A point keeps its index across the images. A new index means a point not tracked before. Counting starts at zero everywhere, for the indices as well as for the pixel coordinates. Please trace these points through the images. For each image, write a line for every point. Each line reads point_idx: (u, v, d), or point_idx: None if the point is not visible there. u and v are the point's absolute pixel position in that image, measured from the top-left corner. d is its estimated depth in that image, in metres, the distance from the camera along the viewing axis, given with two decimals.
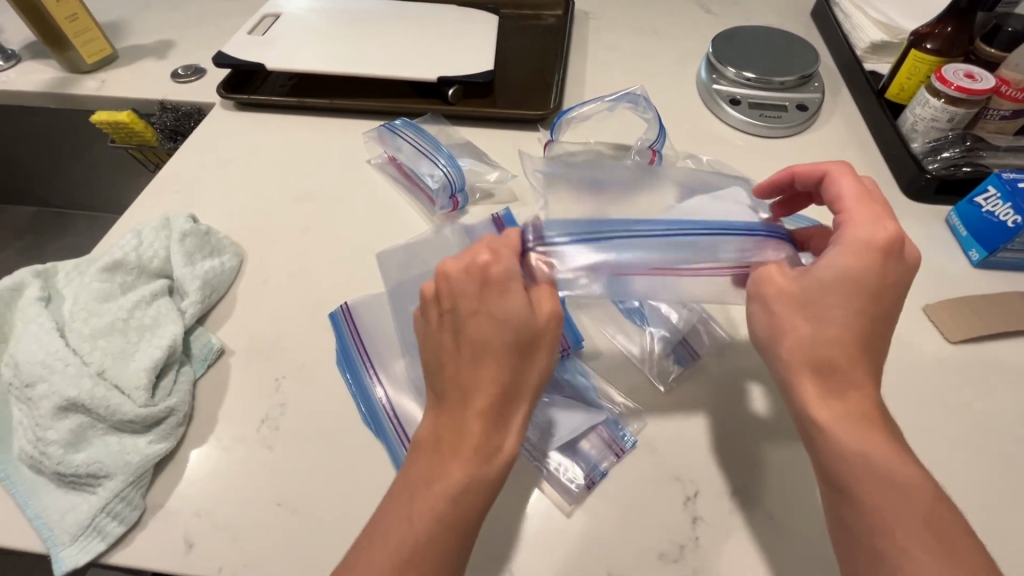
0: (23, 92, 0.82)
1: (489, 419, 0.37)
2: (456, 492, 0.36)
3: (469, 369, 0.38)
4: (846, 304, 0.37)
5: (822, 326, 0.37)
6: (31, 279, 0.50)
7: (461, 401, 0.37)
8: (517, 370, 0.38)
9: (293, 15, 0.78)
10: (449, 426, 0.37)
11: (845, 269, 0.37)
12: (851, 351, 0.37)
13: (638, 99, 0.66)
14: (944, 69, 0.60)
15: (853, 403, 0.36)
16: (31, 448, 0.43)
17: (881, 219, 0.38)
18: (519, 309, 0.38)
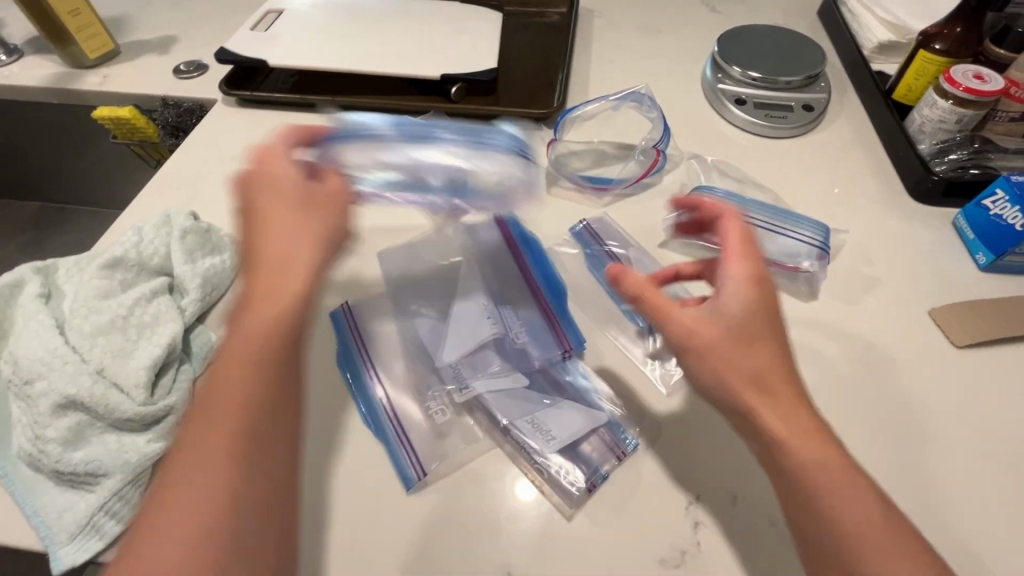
0: (25, 88, 0.82)
1: (269, 278, 0.37)
2: (252, 367, 0.35)
3: (267, 220, 0.39)
4: (757, 331, 0.38)
5: (747, 360, 0.37)
6: (31, 275, 0.50)
7: (256, 266, 0.37)
8: (308, 228, 0.39)
9: (296, 11, 0.78)
10: (247, 300, 0.37)
11: (746, 300, 0.38)
12: (783, 376, 0.37)
13: (643, 99, 0.69)
14: (953, 70, 0.59)
15: (800, 420, 0.36)
16: (29, 446, 0.43)
17: (753, 255, 0.41)
18: (289, 172, 0.41)
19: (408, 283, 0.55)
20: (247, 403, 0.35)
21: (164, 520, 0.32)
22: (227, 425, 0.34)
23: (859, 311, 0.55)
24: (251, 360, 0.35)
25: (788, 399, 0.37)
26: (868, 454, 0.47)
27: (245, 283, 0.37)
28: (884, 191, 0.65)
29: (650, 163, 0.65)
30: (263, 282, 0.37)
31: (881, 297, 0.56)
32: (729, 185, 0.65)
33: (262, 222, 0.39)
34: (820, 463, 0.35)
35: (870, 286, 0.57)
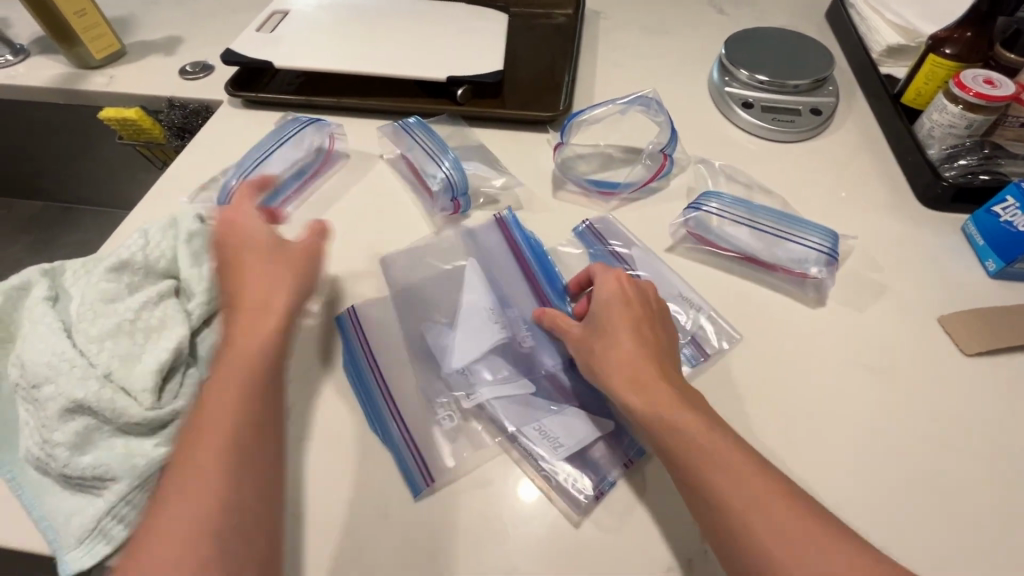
0: (31, 87, 0.82)
1: (253, 323, 0.44)
2: (243, 379, 0.41)
3: (272, 279, 0.46)
4: (614, 321, 0.45)
5: (609, 343, 0.44)
6: (39, 278, 0.50)
7: (261, 303, 0.45)
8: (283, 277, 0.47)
9: (301, 12, 0.78)
10: (246, 318, 0.44)
11: (604, 297, 0.47)
12: (646, 360, 0.42)
13: (650, 103, 0.68)
14: (963, 75, 0.58)
15: (665, 400, 0.40)
16: (36, 449, 0.43)
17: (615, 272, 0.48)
18: (257, 233, 0.49)
19: (417, 287, 0.55)
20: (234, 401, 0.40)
21: (168, 530, 0.35)
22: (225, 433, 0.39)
23: (867, 318, 0.55)
24: (241, 384, 0.41)
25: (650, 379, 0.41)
26: (876, 463, 0.47)
27: (255, 315, 0.45)
28: (893, 196, 0.65)
29: (657, 167, 0.65)
30: (247, 321, 0.44)
31: (890, 303, 0.56)
32: (737, 189, 0.65)
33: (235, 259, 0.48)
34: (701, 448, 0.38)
35: (878, 292, 0.57)
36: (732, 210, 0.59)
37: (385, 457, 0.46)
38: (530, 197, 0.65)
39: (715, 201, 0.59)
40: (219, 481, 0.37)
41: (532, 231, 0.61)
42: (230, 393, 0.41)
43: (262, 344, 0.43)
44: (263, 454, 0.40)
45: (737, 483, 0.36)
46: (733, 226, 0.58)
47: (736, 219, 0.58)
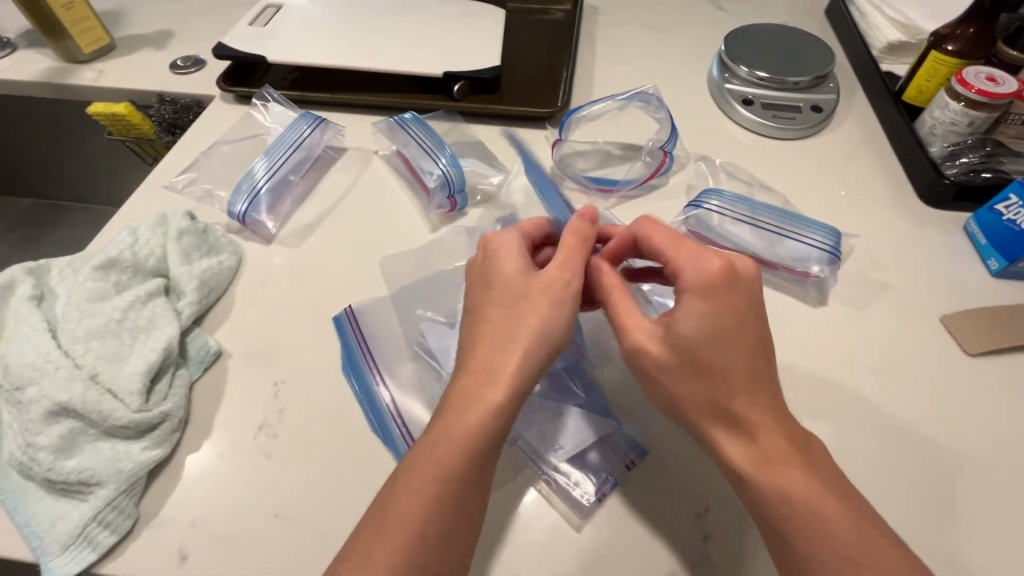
0: (18, 81, 0.80)
1: (486, 377, 0.39)
2: (468, 431, 0.38)
3: (506, 319, 0.41)
4: (719, 354, 0.38)
5: (712, 368, 0.38)
6: (23, 277, 0.48)
7: (478, 346, 0.41)
8: (522, 318, 0.41)
9: (296, 5, 0.76)
10: (470, 366, 0.40)
11: (702, 317, 0.38)
12: (751, 397, 0.38)
13: (650, 98, 0.67)
14: (966, 72, 0.58)
15: (768, 446, 0.37)
16: (19, 453, 0.41)
17: (706, 255, 0.40)
18: (516, 265, 0.43)
19: (415, 286, 0.54)
20: (459, 451, 0.37)
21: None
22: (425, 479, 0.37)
23: (869, 317, 0.54)
24: (468, 429, 0.38)
25: (755, 419, 0.37)
26: (880, 464, 0.46)
27: (475, 362, 0.40)
28: (894, 195, 0.64)
29: (657, 164, 0.64)
30: (480, 377, 0.39)
31: (892, 302, 0.55)
32: (737, 187, 0.64)
33: (481, 298, 0.43)
34: (796, 497, 0.35)
35: (880, 291, 0.56)
36: (732, 207, 0.58)
37: (381, 459, 0.45)
38: None
39: (715, 199, 0.58)
40: (433, 521, 0.36)
41: None
42: (468, 447, 0.37)
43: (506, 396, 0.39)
44: (461, 490, 0.37)
45: (834, 535, 0.34)
46: (734, 224, 0.58)
47: (736, 217, 0.57)
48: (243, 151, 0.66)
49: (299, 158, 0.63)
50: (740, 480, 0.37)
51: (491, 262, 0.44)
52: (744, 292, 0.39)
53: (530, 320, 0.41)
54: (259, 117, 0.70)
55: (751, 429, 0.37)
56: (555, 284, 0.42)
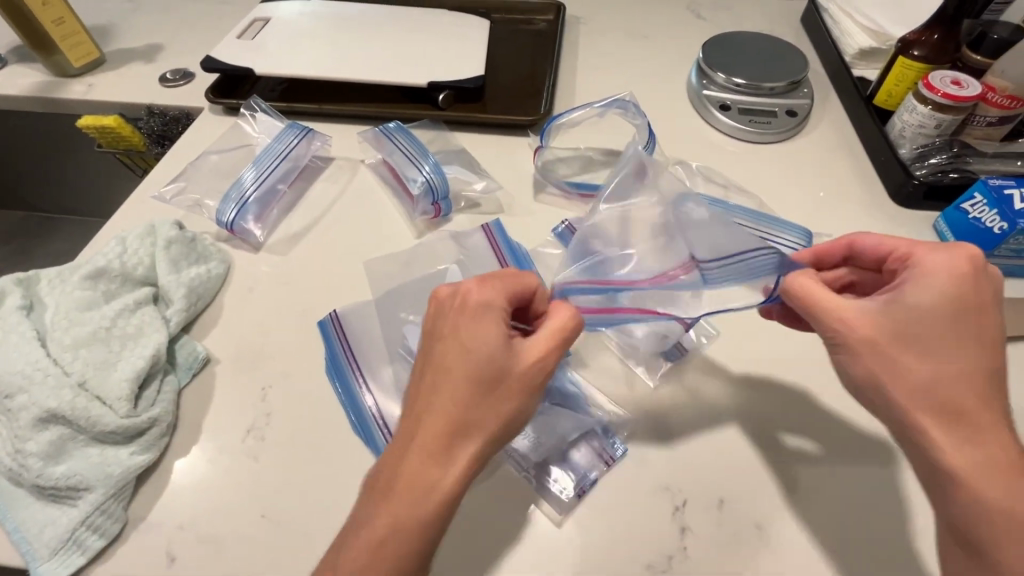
0: (9, 96, 0.81)
1: (439, 460, 0.34)
2: (419, 513, 0.33)
3: (476, 404, 0.35)
4: (950, 336, 0.36)
5: (942, 351, 0.36)
6: (12, 287, 0.49)
7: (444, 423, 0.35)
8: (487, 401, 0.35)
9: (283, 19, 0.78)
10: (426, 443, 0.34)
11: (937, 301, 0.37)
12: (974, 386, 0.36)
13: (628, 105, 0.68)
14: (932, 76, 0.60)
15: (987, 441, 0.35)
16: (9, 460, 0.42)
17: (949, 249, 0.39)
18: (492, 337, 0.36)
19: (396, 291, 0.55)
20: (411, 535, 0.33)
21: None
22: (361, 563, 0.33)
23: None
24: (420, 512, 0.33)
25: (968, 409, 0.35)
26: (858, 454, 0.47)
27: (434, 441, 0.34)
28: (867, 195, 0.66)
29: None
30: (431, 457, 0.34)
31: None
32: (715, 190, 0.66)
33: (449, 361, 0.36)
34: (1008, 505, 0.33)
35: None
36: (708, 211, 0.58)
37: (366, 461, 0.46)
38: (511, 200, 0.65)
39: None
40: None
41: (514, 238, 0.61)
42: (419, 537, 0.33)
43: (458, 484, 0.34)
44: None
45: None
46: None
47: None
48: (232, 162, 0.67)
49: (285, 165, 0.64)
50: (943, 474, 0.35)
51: (470, 318, 0.37)
52: (985, 286, 0.37)
53: (499, 408, 0.35)
54: (247, 128, 0.71)
55: (973, 425, 0.35)
56: (534, 369, 0.37)
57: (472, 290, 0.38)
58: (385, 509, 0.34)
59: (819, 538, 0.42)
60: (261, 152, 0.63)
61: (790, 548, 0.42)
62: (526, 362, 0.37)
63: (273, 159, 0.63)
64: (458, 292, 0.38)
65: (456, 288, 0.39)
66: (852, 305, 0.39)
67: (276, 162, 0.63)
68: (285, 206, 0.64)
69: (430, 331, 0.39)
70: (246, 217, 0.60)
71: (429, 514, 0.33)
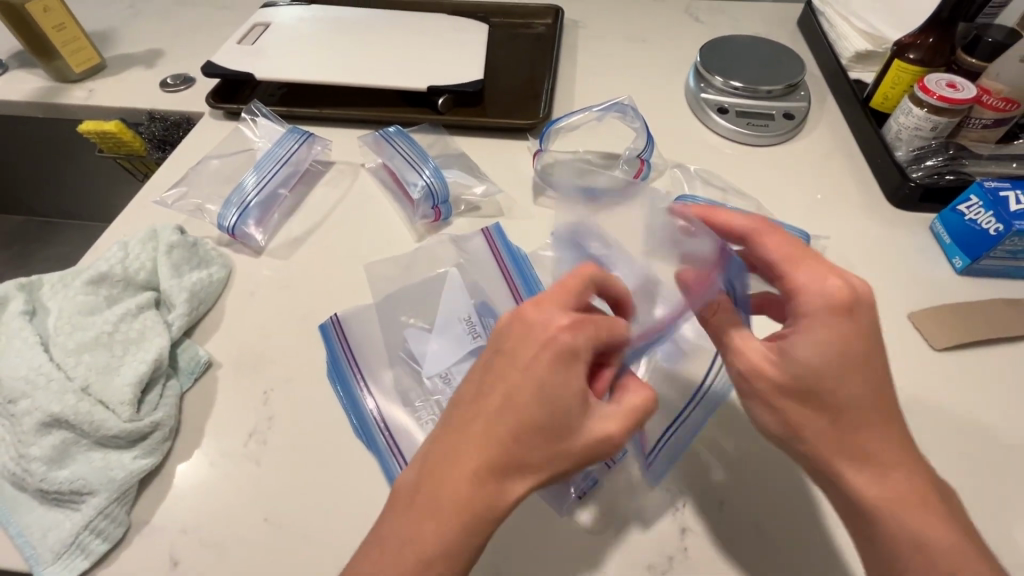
0: (10, 101, 0.82)
1: (493, 491, 0.33)
2: (456, 548, 0.33)
3: (542, 445, 0.34)
4: (846, 387, 0.36)
5: (838, 403, 0.36)
6: (15, 292, 0.49)
7: (502, 461, 0.34)
8: (552, 445, 0.34)
9: (283, 24, 0.78)
10: (479, 476, 0.33)
11: (825, 350, 0.36)
12: (881, 427, 0.36)
13: (626, 109, 0.69)
14: (927, 79, 0.60)
15: (895, 477, 0.36)
16: (13, 465, 0.42)
17: (825, 275, 0.37)
18: (573, 378, 0.35)
19: (395, 295, 0.55)
20: (444, 567, 0.32)
21: None
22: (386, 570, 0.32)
23: None
24: (457, 545, 0.33)
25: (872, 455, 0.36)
26: None
27: (488, 477, 0.33)
28: (864, 197, 0.66)
29: (635, 172, 0.66)
30: (486, 486, 0.33)
31: None
32: (713, 193, 0.66)
33: (519, 396, 0.34)
34: (921, 538, 0.34)
35: None
36: None
37: (368, 464, 0.46)
38: (511, 204, 0.66)
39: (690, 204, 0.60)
40: None
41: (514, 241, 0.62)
42: (452, 564, 0.33)
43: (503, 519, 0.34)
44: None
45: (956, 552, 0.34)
46: None
47: None
48: (232, 166, 0.68)
49: (286, 169, 0.64)
50: (865, 513, 0.36)
51: (553, 358, 0.35)
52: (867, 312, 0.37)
53: (562, 464, 0.35)
54: (247, 132, 0.71)
55: (884, 464, 0.36)
56: (601, 425, 0.36)
57: (557, 317, 0.37)
58: (427, 525, 0.33)
59: (818, 538, 0.42)
60: (262, 157, 0.64)
61: (788, 548, 0.42)
62: (595, 419, 0.36)
63: (274, 163, 0.63)
64: (540, 316, 0.37)
65: (536, 308, 0.37)
66: (749, 349, 0.40)
67: (277, 166, 0.63)
68: (286, 210, 0.65)
69: (502, 357, 0.36)
70: (247, 221, 0.60)
71: (470, 541, 0.33)
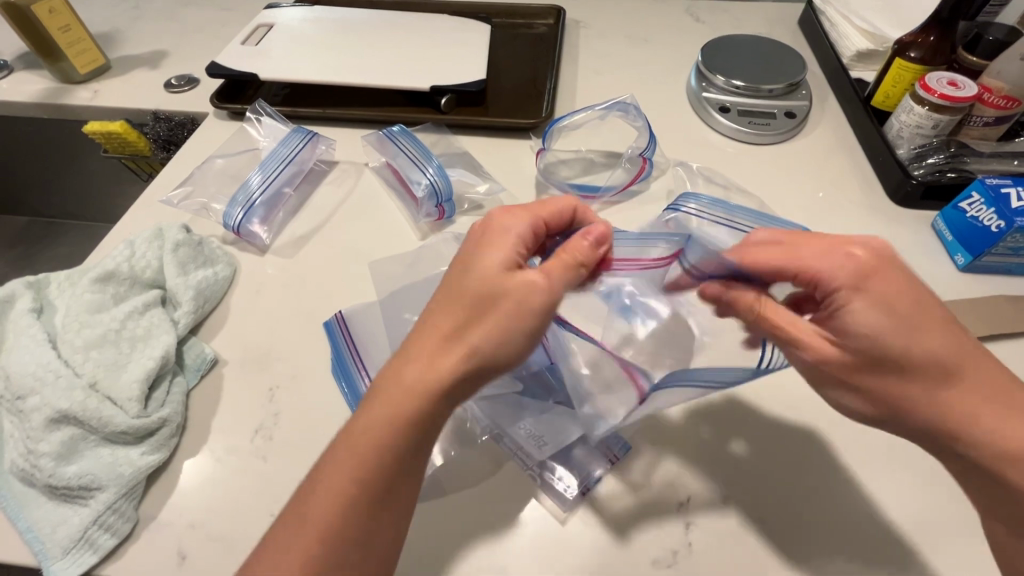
0: (16, 102, 0.82)
1: (427, 364, 0.35)
2: (394, 416, 0.35)
3: (469, 313, 0.36)
4: (921, 343, 0.36)
5: (913, 360, 0.36)
6: (23, 290, 0.50)
7: (442, 344, 0.36)
8: (478, 313, 0.36)
9: (286, 24, 0.79)
10: (423, 357, 0.36)
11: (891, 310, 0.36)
12: (976, 372, 0.36)
13: (629, 108, 0.69)
14: (928, 77, 0.61)
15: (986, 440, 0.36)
16: (22, 461, 0.43)
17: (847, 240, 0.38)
18: (496, 254, 0.38)
19: (397, 292, 0.55)
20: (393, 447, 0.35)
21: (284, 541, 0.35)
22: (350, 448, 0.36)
23: None
24: (399, 413, 0.35)
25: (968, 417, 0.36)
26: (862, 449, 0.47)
27: (426, 354, 0.36)
28: (865, 195, 0.66)
29: (637, 170, 0.67)
30: (422, 359, 0.36)
31: None
32: (716, 190, 0.66)
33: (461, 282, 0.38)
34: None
35: None
36: (710, 210, 0.58)
37: None
38: (514, 202, 0.66)
39: (694, 202, 0.59)
40: (348, 496, 0.35)
41: None
42: (398, 435, 0.35)
43: (441, 391, 0.35)
44: (372, 467, 0.35)
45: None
46: (714, 227, 0.56)
47: (715, 220, 0.57)
48: (237, 166, 0.68)
49: (291, 169, 0.64)
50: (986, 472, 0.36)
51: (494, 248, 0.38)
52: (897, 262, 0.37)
53: (489, 329, 0.35)
54: (252, 131, 0.71)
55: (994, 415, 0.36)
56: (526, 292, 0.36)
57: (496, 216, 0.42)
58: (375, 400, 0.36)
59: (822, 534, 0.42)
60: (268, 156, 0.64)
61: (796, 544, 0.42)
62: (521, 284, 0.36)
63: (278, 163, 0.63)
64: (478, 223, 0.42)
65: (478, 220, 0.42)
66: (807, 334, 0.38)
67: (281, 166, 0.63)
68: (290, 209, 0.65)
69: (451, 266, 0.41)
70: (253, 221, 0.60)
71: (409, 410, 0.35)
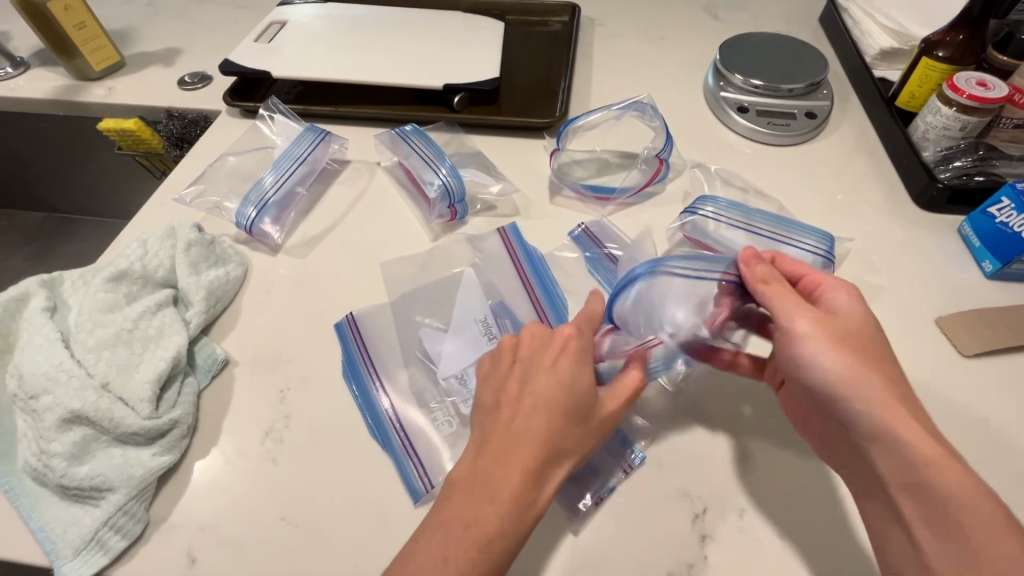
0: (33, 100, 0.83)
1: (537, 472, 0.38)
2: (508, 527, 0.37)
3: (567, 431, 0.40)
4: (853, 325, 0.41)
5: (855, 326, 0.41)
6: (38, 288, 0.50)
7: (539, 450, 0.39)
8: (571, 425, 0.40)
9: (299, 22, 0.78)
10: (527, 470, 0.38)
11: (854, 309, 0.42)
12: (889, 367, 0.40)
13: (645, 108, 0.68)
14: (956, 77, 0.58)
15: (896, 431, 0.37)
16: (35, 460, 0.43)
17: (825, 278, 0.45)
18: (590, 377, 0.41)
19: (410, 292, 0.55)
20: (505, 546, 0.37)
21: None
22: (462, 545, 0.36)
23: None
24: (510, 519, 0.37)
25: (888, 406, 0.37)
26: None
27: (536, 469, 0.38)
28: (889, 199, 0.65)
29: (653, 171, 0.65)
30: (524, 462, 0.38)
31: (888, 304, 0.56)
32: (733, 193, 0.65)
33: (545, 393, 0.40)
34: (928, 470, 0.36)
35: (876, 294, 0.57)
36: (727, 214, 0.58)
37: (383, 464, 0.46)
38: (527, 203, 0.65)
39: (711, 205, 0.59)
40: None
41: (531, 241, 0.61)
42: (508, 537, 0.37)
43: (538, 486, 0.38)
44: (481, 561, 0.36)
45: (959, 502, 0.34)
46: (729, 230, 0.57)
47: (732, 223, 0.57)
48: (249, 164, 0.68)
49: (302, 167, 0.64)
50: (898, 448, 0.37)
51: (567, 367, 0.41)
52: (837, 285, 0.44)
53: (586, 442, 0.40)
54: (265, 129, 0.71)
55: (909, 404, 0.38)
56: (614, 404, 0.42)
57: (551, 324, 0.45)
58: (484, 510, 0.37)
59: (841, 548, 0.41)
60: (281, 155, 0.64)
61: (819, 557, 0.41)
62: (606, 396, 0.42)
63: (290, 162, 0.63)
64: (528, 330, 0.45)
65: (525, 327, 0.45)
66: (797, 313, 0.41)
67: (293, 165, 0.63)
68: (303, 210, 0.65)
69: (522, 367, 0.42)
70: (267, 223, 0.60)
71: (509, 509, 0.37)
